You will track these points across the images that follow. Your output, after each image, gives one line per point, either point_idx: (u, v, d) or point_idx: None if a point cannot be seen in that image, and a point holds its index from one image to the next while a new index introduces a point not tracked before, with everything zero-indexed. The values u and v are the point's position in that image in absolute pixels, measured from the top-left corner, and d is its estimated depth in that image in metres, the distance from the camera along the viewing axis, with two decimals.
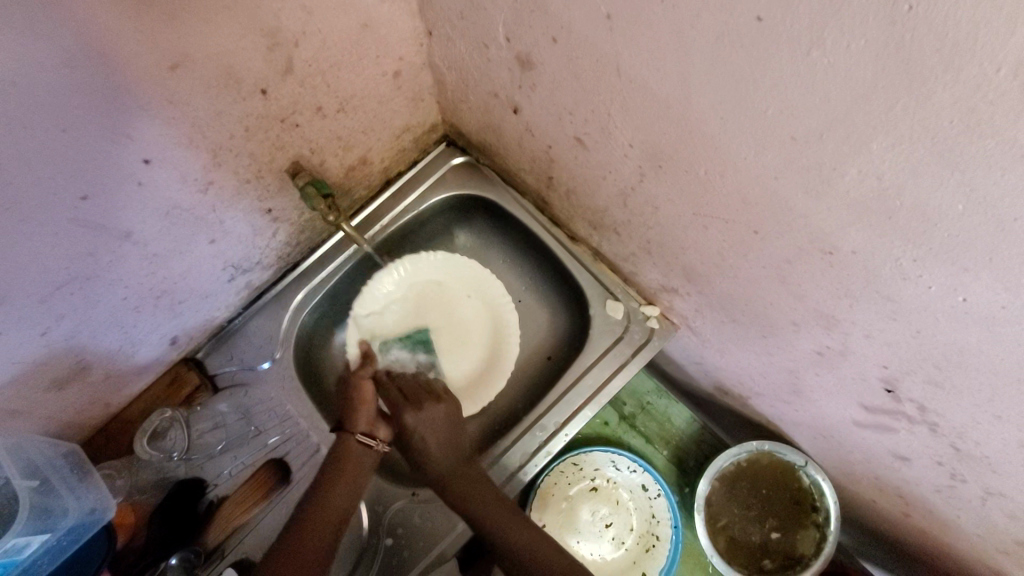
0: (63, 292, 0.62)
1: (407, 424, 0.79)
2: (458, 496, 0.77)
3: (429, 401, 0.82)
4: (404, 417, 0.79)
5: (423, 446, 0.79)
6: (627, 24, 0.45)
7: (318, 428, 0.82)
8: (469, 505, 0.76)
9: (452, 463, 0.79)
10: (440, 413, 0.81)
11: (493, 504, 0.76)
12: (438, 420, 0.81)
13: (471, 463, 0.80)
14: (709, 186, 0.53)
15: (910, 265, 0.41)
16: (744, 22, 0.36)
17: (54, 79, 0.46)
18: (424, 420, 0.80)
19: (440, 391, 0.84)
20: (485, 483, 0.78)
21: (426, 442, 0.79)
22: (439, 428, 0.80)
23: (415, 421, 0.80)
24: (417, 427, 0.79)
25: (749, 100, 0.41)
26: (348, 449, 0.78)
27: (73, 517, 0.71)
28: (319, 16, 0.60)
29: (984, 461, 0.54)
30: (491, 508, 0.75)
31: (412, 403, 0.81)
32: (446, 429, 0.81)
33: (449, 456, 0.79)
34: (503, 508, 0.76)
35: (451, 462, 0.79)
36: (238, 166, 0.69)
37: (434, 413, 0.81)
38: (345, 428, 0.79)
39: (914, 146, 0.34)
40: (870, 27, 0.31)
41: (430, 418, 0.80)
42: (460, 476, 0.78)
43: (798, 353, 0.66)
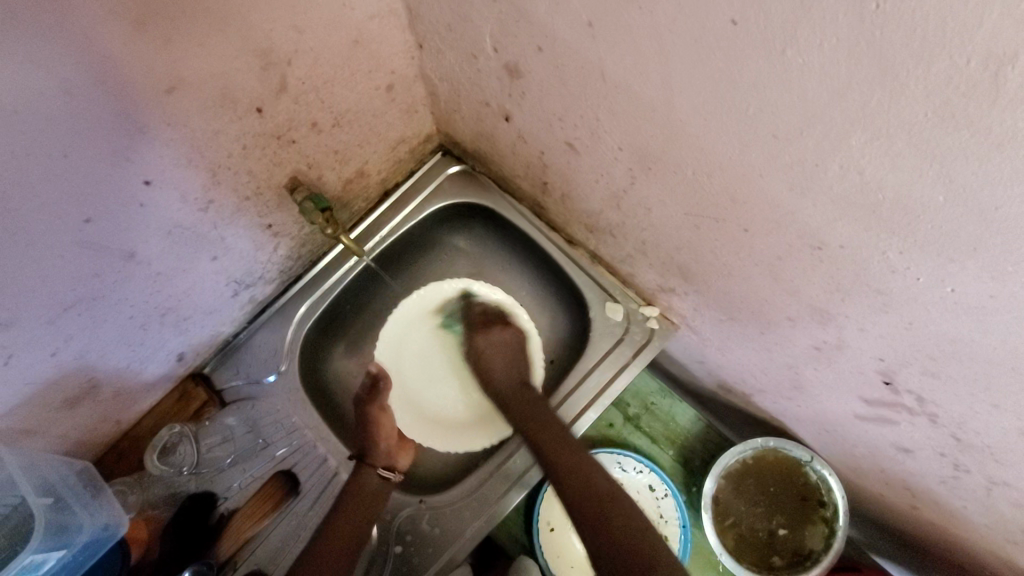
0: (71, 313, 0.64)
1: (479, 346, 0.94)
2: (519, 417, 0.86)
3: (496, 327, 0.95)
4: (476, 335, 0.94)
5: (488, 366, 0.92)
6: (608, 32, 0.45)
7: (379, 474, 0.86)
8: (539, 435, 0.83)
9: (516, 380, 0.90)
10: (505, 341, 0.93)
11: (542, 422, 0.84)
12: (507, 346, 0.93)
13: (531, 389, 0.89)
14: (697, 186, 0.53)
15: (897, 258, 0.42)
16: (720, 26, 0.37)
17: (53, 106, 0.47)
18: (492, 343, 0.93)
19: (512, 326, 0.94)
20: (540, 402, 0.86)
21: (493, 362, 0.92)
22: (505, 355, 0.93)
23: (484, 343, 0.94)
24: (491, 352, 0.93)
25: (730, 101, 0.41)
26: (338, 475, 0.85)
27: (88, 533, 0.73)
28: (311, 35, 0.62)
29: (985, 450, 0.54)
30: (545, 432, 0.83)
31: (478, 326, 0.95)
32: (510, 360, 0.92)
33: (511, 380, 0.90)
34: (554, 427, 0.83)
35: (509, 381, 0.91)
36: (236, 183, 0.71)
37: (500, 339, 0.94)
38: (364, 460, 0.87)
39: (892, 140, 0.34)
40: (841, 26, 0.31)
41: (498, 341, 0.94)
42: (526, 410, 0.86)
43: (796, 349, 0.66)
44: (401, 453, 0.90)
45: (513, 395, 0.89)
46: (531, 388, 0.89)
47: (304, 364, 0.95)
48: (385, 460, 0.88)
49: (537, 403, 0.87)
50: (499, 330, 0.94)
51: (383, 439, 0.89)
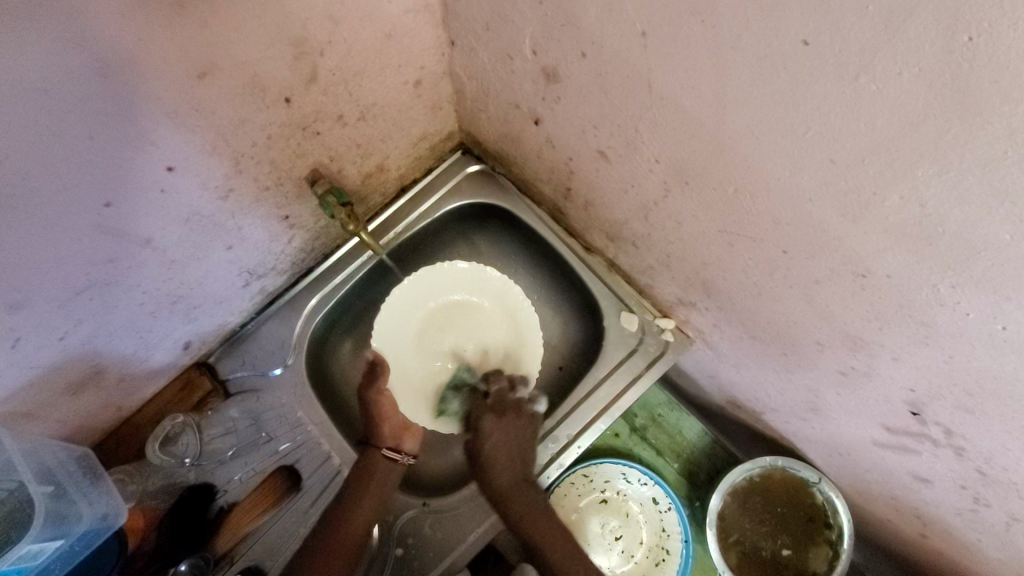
0: (82, 298, 0.62)
1: (482, 430, 0.82)
2: (522, 518, 0.78)
3: (512, 413, 0.83)
4: (484, 428, 0.82)
5: (492, 456, 0.81)
6: (663, 42, 0.44)
7: (385, 456, 0.83)
8: (529, 528, 0.78)
9: (515, 478, 0.80)
10: (509, 430, 0.82)
11: (529, 503, 0.79)
12: (510, 433, 0.82)
13: (533, 486, 0.80)
14: (737, 205, 0.52)
15: (948, 291, 0.41)
16: (789, 45, 0.36)
17: (84, 87, 0.46)
18: (502, 428, 0.82)
19: (534, 412, 0.85)
20: (543, 508, 0.80)
21: (496, 459, 0.81)
22: (516, 434, 0.82)
23: (491, 430, 0.82)
24: (491, 437, 0.81)
25: (788, 122, 0.40)
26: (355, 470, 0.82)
27: (86, 523, 0.72)
28: (345, 26, 0.60)
29: (1012, 487, 0.53)
30: (535, 530, 0.77)
31: (494, 409, 0.83)
32: (517, 451, 0.82)
33: (513, 478, 0.80)
34: (557, 545, 0.77)
35: (511, 483, 0.80)
36: (258, 173, 0.69)
37: (502, 426, 0.82)
38: (371, 442, 0.84)
39: (963, 175, 0.33)
40: (926, 54, 0.30)
41: (509, 437, 0.82)
42: (520, 495, 0.79)
43: (820, 372, 0.65)
44: (407, 435, 0.86)
45: (517, 497, 0.79)
46: (532, 487, 0.80)
47: (311, 359, 0.93)
48: (390, 443, 0.84)
49: (529, 493, 0.80)
50: (517, 416, 0.84)
51: (387, 423, 0.84)
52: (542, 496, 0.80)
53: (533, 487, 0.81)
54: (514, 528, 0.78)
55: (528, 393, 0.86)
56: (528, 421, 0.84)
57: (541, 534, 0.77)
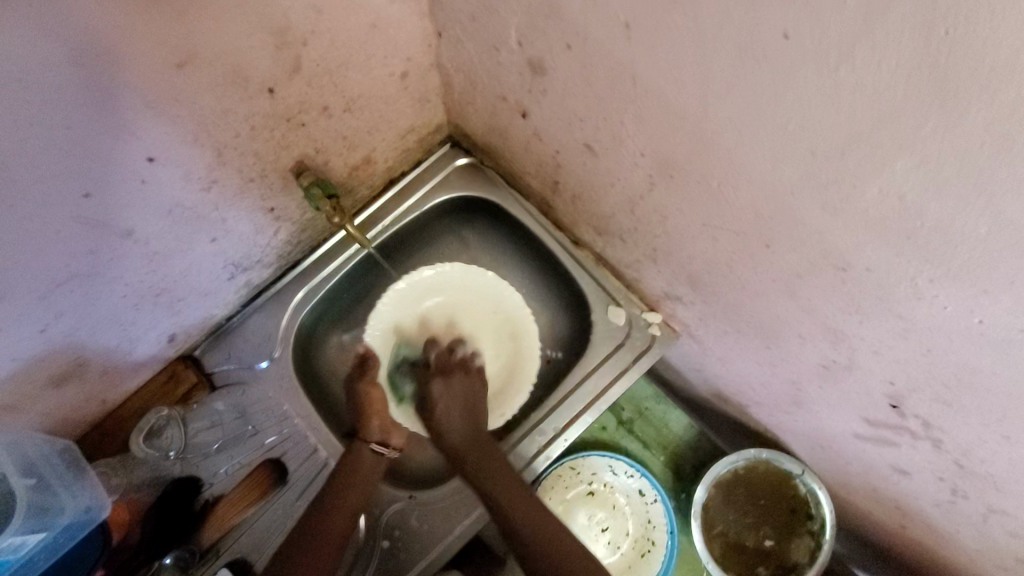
0: (63, 290, 0.61)
1: (433, 391, 0.84)
2: (477, 470, 0.78)
3: (460, 373, 0.86)
4: (429, 387, 0.84)
5: (444, 414, 0.82)
6: (647, 35, 0.44)
7: (372, 449, 0.82)
8: (480, 478, 0.78)
9: (466, 438, 0.81)
10: (467, 385, 0.84)
11: (489, 458, 0.79)
12: (456, 395, 0.84)
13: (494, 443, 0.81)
14: (721, 199, 0.52)
15: (926, 285, 0.41)
16: (770, 38, 0.36)
17: (62, 76, 0.45)
18: (448, 389, 0.84)
19: (479, 368, 0.88)
20: (508, 468, 0.79)
21: (450, 420, 0.81)
22: (451, 396, 0.83)
23: (439, 390, 0.84)
24: (440, 397, 0.83)
25: (770, 116, 0.40)
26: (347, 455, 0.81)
27: (69, 516, 0.71)
28: (330, 16, 0.59)
29: (987, 478, 0.54)
30: (504, 487, 0.76)
31: (438, 372, 0.85)
32: (468, 406, 0.83)
33: (466, 431, 0.81)
34: (516, 494, 0.75)
35: (466, 445, 0.80)
36: (242, 164, 0.68)
37: (459, 385, 0.84)
38: (358, 436, 0.82)
39: (940, 169, 0.34)
40: (903, 49, 0.30)
41: (453, 389, 0.84)
42: (475, 455, 0.79)
43: (802, 365, 0.66)
44: (396, 431, 0.84)
45: (473, 450, 0.80)
46: (488, 442, 0.80)
47: (298, 352, 0.93)
48: (379, 436, 0.83)
49: (487, 445, 0.80)
50: (465, 373, 0.86)
51: (376, 416, 0.83)
52: (501, 454, 0.80)
53: (491, 442, 0.81)
54: (473, 484, 0.78)
55: (467, 351, 0.89)
56: (477, 377, 0.86)
57: (505, 497, 0.75)
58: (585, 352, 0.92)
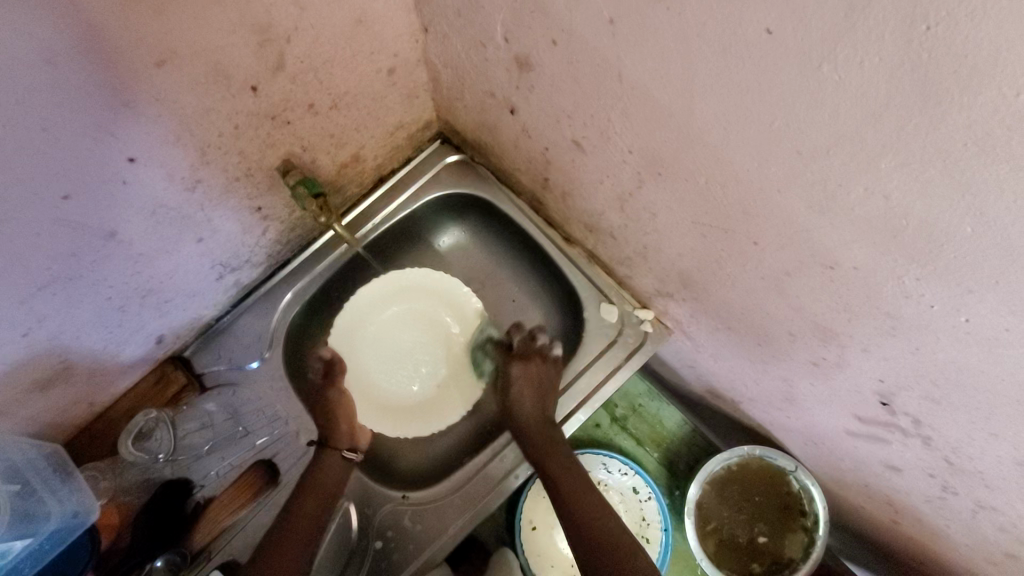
0: (45, 293, 0.60)
1: (512, 374, 0.88)
2: (538, 450, 0.82)
3: (537, 359, 0.89)
4: (510, 368, 0.89)
5: (518, 397, 0.86)
6: (631, 31, 0.43)
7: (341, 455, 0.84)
8: (560, 479, 0.79)
9: (538, 419, 0.84)
10: (541, 371, 0.87)
11: (552, 444, 0.82)
12: (534, 377, 0.87)
13: (557, 426, 0.84)
14: (709, 196, 0.52)
15: (913, 283, 0.41)
16: (753, 34, 0.35)
17: (35, 76, 0.44)
18: (526, 374, 0.87)
19: (558, 355, 0.89)
20: (567, 448, 0.82)
21: (522, 398, 0.85)
22: (539, 387, 0.86)
23: (519, 372, 0.88)
24: (518, 380, 0.87)
25: (755, 113, 0.40)
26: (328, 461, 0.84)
27: (55, 521, 0.72)
28: (312, 12, 0.58)
29: (977, 475, 0.54)
30: (549, 454, 0.81)
31: (519, 358, 0.89)
32: (538, 387, 0.86)
33: (539, 418, 0.84)
34: (581, 485, 0.79)
35: (538, 419, 0.84)
36: (226, 164, 0.67)
37: (535, 371, 0.88)
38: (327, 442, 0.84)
39: (924, 167, 0.33)
40: (886, 45, 0.30)
41: (531, 375, 0.87)
42: (542, 434, 0.83)
43: (793, 363, 0.65)
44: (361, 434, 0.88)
45: (542, 436, 0.83)
46: (551, 425, 0.84)
47: (289, 352, 0.92)
48: (347, 441, 0.86)
49: (560, 445, 0.82)
50: (543, 361, 0.89)
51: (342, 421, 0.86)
52: (561, 436, 0.83)
53: (554, 425, 0.84)
54: (539, 462, 0.81)
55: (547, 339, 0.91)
56: (553, 366, 0.89)
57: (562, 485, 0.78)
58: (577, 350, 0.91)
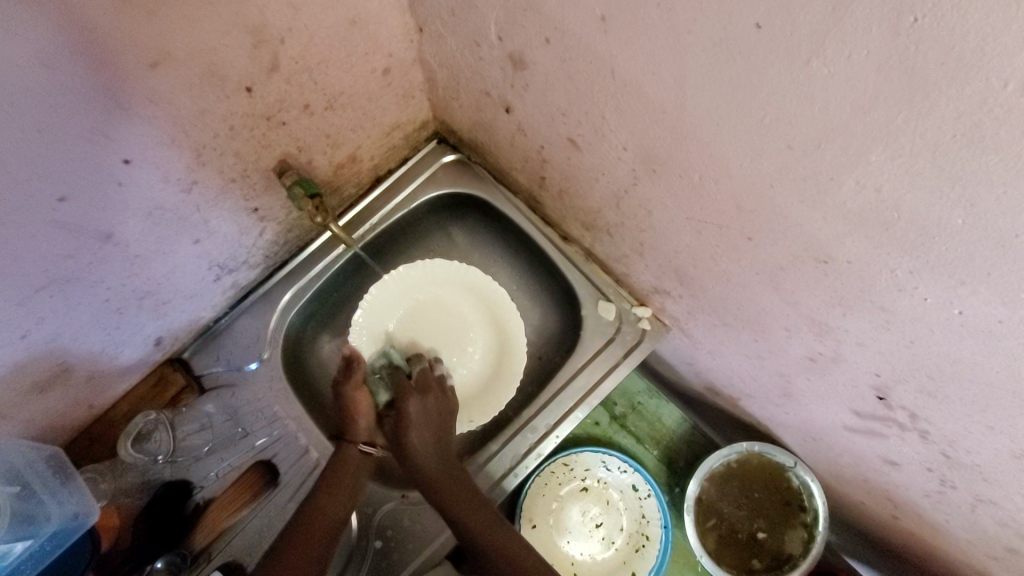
0: (42, 296, 0.60)
1: (407, 411, 0.80)
2: (444, 493, 0.77)
3: (431, 394, 0.83)
4: (406, 404, 0.80)
5: (416, 438, 0.79)
6: (622, 27, 0.43)
7: (358, 449, 0.81)
8: (455, 508, 0.76)
9: (439, 462, 0.79)
10: (436, 408, 0.82)
11: (451, 475, 0.79)
12: (432, 413, 0.82)
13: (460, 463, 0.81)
14: (702, 192, 0.52)
15: (906, 276, 0.41)
16: (743, 29, 0.35)
17: (29, 78, 0.44)
18: (424, 412, 0.81)
19: (445, 377, 0.86)
20: (472, 487, 0.79)
21: (418, 439, 0.79)
22: (430, 414, 0.81)
23: (414, 409, 0.81)
24: (416, 416, 0.80)
25: (746, 109, 0.40)
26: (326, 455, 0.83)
27: (55, 523, 0.71)
28: (306, 13, 0.58)
29: (975, 468, 0.54)
30: (460, 500, 0.76)
31: (416, 389, 0.82)
32: (439, 426, 0.81)
33: (437, 454, 0.79)
34: (480, 508, 0.77)
35: (434, 457, 0.79)
36: (222, 165, 0.68)
37: (433, 405, 0.82)
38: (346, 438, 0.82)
39: (914, 160, 0.33)
40: (873, 38, 0.30)
41: (427, 410, 0.81)
42: (446, 471, 0.79)
43: (790, 358, 0.65)
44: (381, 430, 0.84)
45: (439, 472, 0.78)
46: (454, 463, 0.80)
47: (287, 353, 0.92)
48: (365, 437, 0.83)
49: (457, 471, 0.79)
50: (438, 396, 0.83)
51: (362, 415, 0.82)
52: (464, 473, 0.80)
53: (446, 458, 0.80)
54: (438, 501, 0.77)
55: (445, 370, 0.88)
56: (449, 398, 0.84)
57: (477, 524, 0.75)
58: (574, 347, 0.92)
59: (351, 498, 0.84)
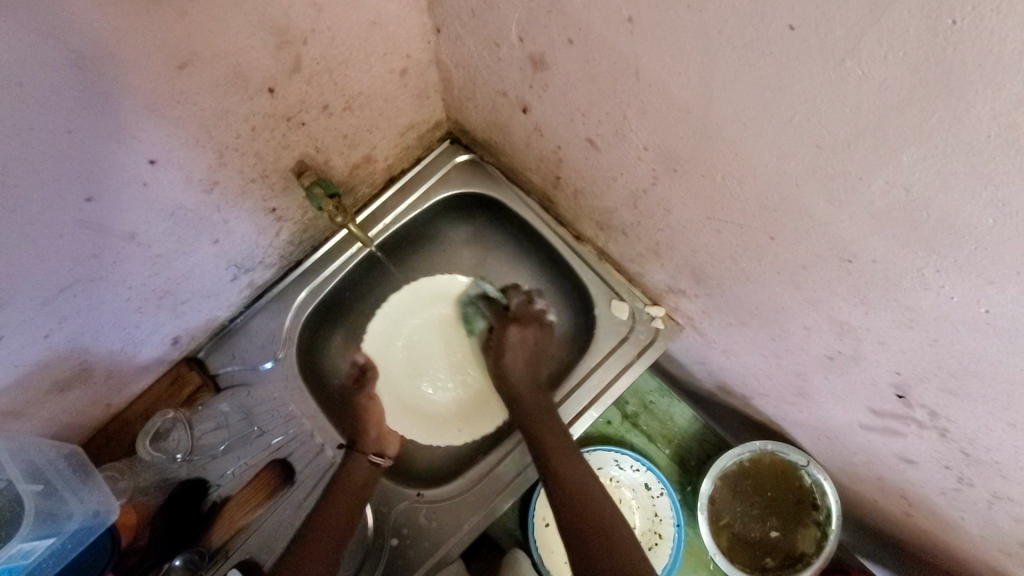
0: (66, 295, 0.61)
1: (507, 338, 0.94)
2: (529, 420, 0.84)
3: (531, 325, 0.96)
4: (507, 332, 0.94)
5: (509, 362, 0.92)
6: (650, 28, 0.44)
7: (369, 461, 0.85)
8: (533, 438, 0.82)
9: (528, 385, 0.89)
10: (525, 338, 0.94)
11: (536, 404, 0.86)
12: (528, 342, 0.94)
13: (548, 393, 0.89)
14: (725, 191, 0.52)
15: (932, 275, 0.41)
16: (776, 30, 0.35)
17: (61, 79, 0.45)
18: (523, 339, 0.94)
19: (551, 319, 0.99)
20: (553, 414, 0.85)
21: (514, 364, 0.92)
22: (530, 353, 0.93)
23: (513, 335, 0.94)
24: (516, 343, 0.94)
25: (775, 109, 0.40)
26: (359, 466, 0.84)
27: (77, 520, 0.71)
28: (329, 14, 0.59)
29: (994, 466, 0.54)
30: (537, 421, 0.84)
31: (517, 321, 0.96)
32: (531, 356, 0.93)
33: (525, 375, 0.90)
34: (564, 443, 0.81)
35: (522, 380, 0.90)
36: (243, 166, 0.68)
37: (529, 339, 0.94)
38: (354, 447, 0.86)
39: (947, 160, 0.34)
40: (910, 39, 0.30)
41: (527, 339, 0.94)
42: (531, 400, 0.87)
43: (807, 357, 0.66)
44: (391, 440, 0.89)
45: (529, 398, 0.87)
46: (545, 394, 0.88)
47: (302, 353, 0.93)
48: (375, 447, 0.87)
49: (551, 414, 0.85)
50: (538, 326, 0.97)
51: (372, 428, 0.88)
52: (551, 403, 0.87)
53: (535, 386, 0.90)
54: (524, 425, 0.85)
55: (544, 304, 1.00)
56: (547, 331, 0.97)
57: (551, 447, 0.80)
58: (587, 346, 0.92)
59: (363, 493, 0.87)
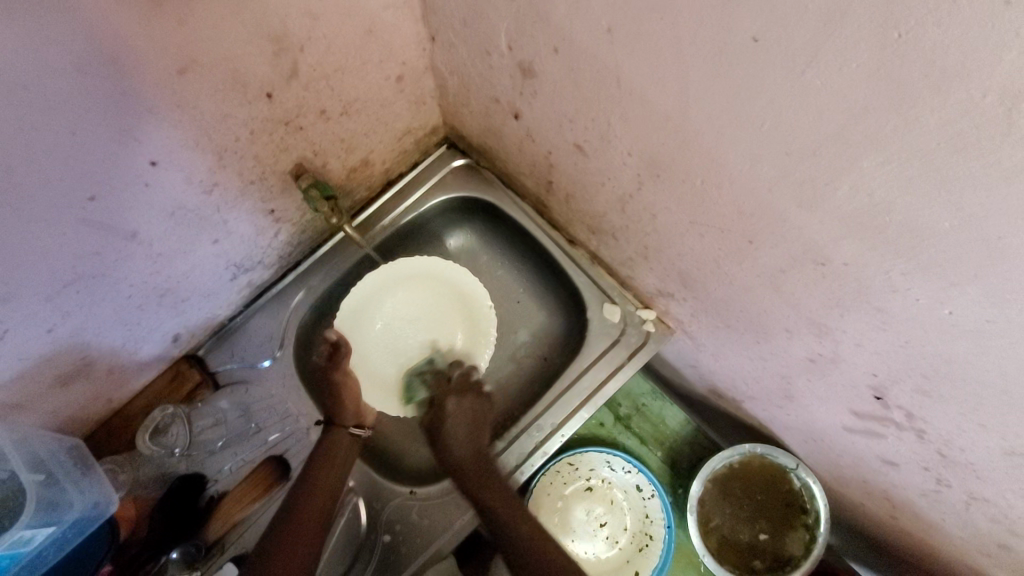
0: (70, 291, 0.63)
1: (446, 408, 0.81)
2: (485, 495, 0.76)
3: (470, 393, 0.83)
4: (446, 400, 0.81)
5: (450, 437, 0.79)
6: (628, 37, 0.46)
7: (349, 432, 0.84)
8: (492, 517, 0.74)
9: (473, 461, 0.79)
10: (474, 406, 0.82)
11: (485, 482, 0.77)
12: (471, 415, 0.81)
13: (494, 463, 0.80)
14: (705, 195, 0.54)
15: (899, 278, 0.42)
16: (741, 42, 0.37)
17: (65, 83, 0.47)
18: (460, 409, 0.81)
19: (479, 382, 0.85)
20: (500, 482, 0.77)
21: (457, 435, 0.80)
22: (463, 428, 0.80)
23: (452, 407, 0.81)
24: (454, 417, 0.80)
25: (745, 117, 0.42)
26: (337, 440, 0.83)
27: (78, 510, 0.74)
28: (325, 22, 0.61)
29: (970, 468, 0.55)
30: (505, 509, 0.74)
31: (456, 391, 0.82)
32: (472, 427, 0.81)
33: (472, 452, 0.79)
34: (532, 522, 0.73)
35: (473, 461, 0.79)
36: (241, 168, 0.70)
37: (470, 405, 0.82)
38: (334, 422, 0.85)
39: (903, 167, 0.35)
40: (862, 53, 0.32)
41: (464, 414, 0.81)
42: (479, 474, 0.78)
43: (791, 360, 0.67)
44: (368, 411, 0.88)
45: (473, 471, 0.78)
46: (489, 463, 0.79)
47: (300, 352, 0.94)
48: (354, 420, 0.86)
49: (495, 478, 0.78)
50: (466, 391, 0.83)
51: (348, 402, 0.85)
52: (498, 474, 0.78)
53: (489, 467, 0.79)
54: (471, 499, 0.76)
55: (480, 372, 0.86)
56: (484, 399, 0.83)
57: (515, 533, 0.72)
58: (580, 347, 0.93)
59: (350, 486, 0.88)
